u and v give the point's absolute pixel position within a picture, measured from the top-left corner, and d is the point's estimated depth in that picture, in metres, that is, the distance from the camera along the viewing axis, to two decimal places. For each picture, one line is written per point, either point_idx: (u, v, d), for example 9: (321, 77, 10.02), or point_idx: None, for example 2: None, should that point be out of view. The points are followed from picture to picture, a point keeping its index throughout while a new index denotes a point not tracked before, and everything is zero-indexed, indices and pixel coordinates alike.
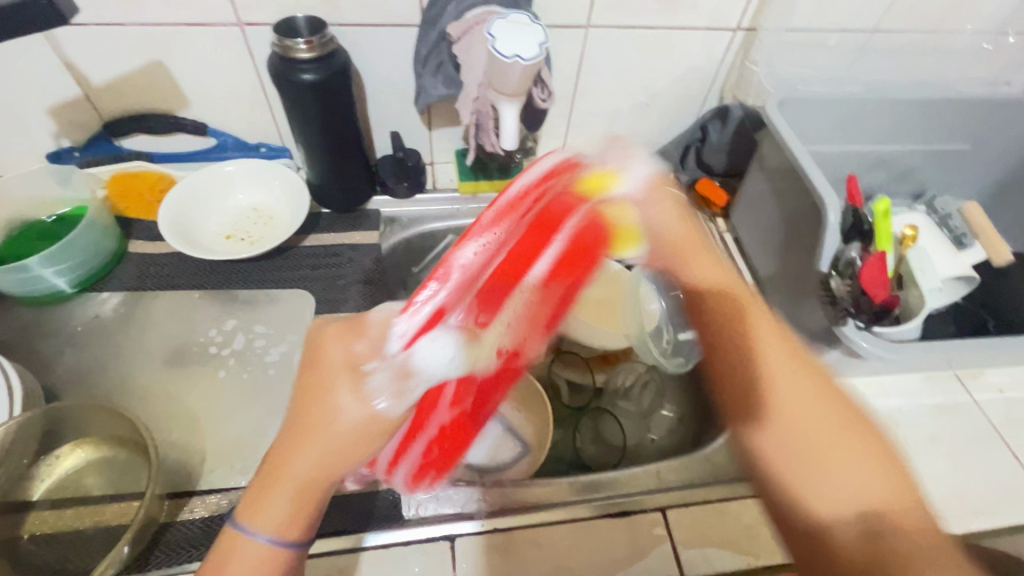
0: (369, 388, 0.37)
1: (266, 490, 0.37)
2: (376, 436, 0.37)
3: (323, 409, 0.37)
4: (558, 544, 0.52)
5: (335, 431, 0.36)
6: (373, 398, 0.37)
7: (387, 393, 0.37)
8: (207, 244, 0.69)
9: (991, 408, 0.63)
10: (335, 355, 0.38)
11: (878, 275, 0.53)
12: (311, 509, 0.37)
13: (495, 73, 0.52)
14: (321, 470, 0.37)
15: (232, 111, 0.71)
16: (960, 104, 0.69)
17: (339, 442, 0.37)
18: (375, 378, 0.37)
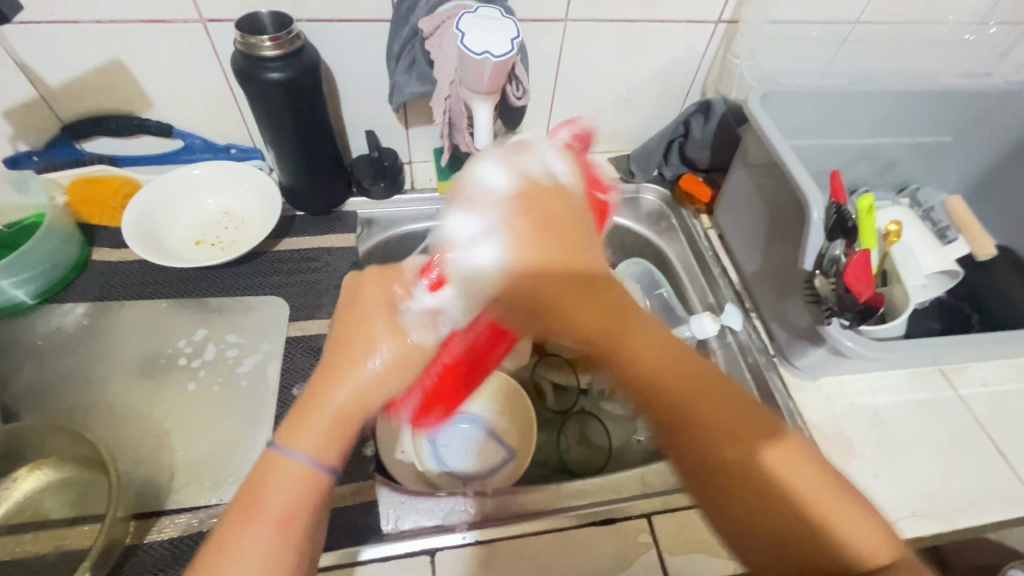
0: (404, 320, 0.39)
1: (308, 415, 0.36)
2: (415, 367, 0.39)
3: (371, 335, 0.38)
4: (542, 555, 0.50)
5: (393, 354, 0.38)
6: (414, 329, 0.39)
7: (421, 328, 0.39)
8: (175, 250, 0.67)
9: (975, 403, 0.63)
10: (375, 292, 0.40)
11: (861, 272, 0.51)
12: (354, 428, 0.37)
13: (468, 70, 0.50)
14: (371, 394, 0.37)
15: (198, 111, 0.68)
16: (943, 96, 0.69)
17: (377, 376, 0.37)
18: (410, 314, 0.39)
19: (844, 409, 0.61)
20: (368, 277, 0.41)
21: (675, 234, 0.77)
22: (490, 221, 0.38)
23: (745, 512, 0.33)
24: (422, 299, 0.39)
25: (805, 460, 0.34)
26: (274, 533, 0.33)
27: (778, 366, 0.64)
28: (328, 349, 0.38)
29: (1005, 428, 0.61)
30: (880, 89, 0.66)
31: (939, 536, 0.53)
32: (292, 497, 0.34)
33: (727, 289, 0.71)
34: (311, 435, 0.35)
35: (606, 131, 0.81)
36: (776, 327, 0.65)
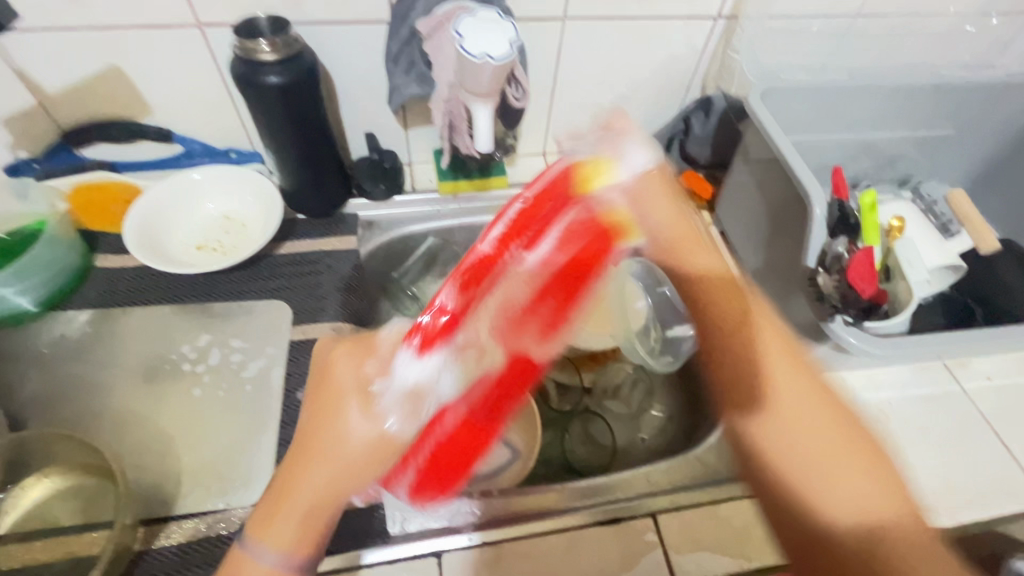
0: (377, 407, 0.36)
1: (274, 512, 0.35)
2: (383, 456, 0.36)
3: (336, 422, 0.36)
4: (549, 556, 0.50)
5: (344, 441, 0.36)
6: (378, 417, 0.36)
7: (398, 412, 0.37)
8: (177, 255, 0.67)
9: (979, 397, 0.63)
10: (344, 375, 0.38)
11: (867, 270, 0.52)
12: (323, 523, 0.36)
13: (465, 73, 0.50)
14: (336, 486, 0.35)
15: (197, 116, 0.68)
16: (945, 89, 0.68)
17: (349, 458, 0.36)
18: (386, 398, 0.37)
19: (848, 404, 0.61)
20: (336, 356, 0.39)
21: None
22: (496, 264, 0.44)
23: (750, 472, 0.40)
24: (403, 373, 0.38)
25: (822, 436, 0.38)
26: None
27: None
28: (296, 437, 0.37)
29: (1009, 422, 0.61)
30: (881, 83, 0.66)
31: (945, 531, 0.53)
32: None
33: None
34: (278, 528, 0.35)
35: None
36: None
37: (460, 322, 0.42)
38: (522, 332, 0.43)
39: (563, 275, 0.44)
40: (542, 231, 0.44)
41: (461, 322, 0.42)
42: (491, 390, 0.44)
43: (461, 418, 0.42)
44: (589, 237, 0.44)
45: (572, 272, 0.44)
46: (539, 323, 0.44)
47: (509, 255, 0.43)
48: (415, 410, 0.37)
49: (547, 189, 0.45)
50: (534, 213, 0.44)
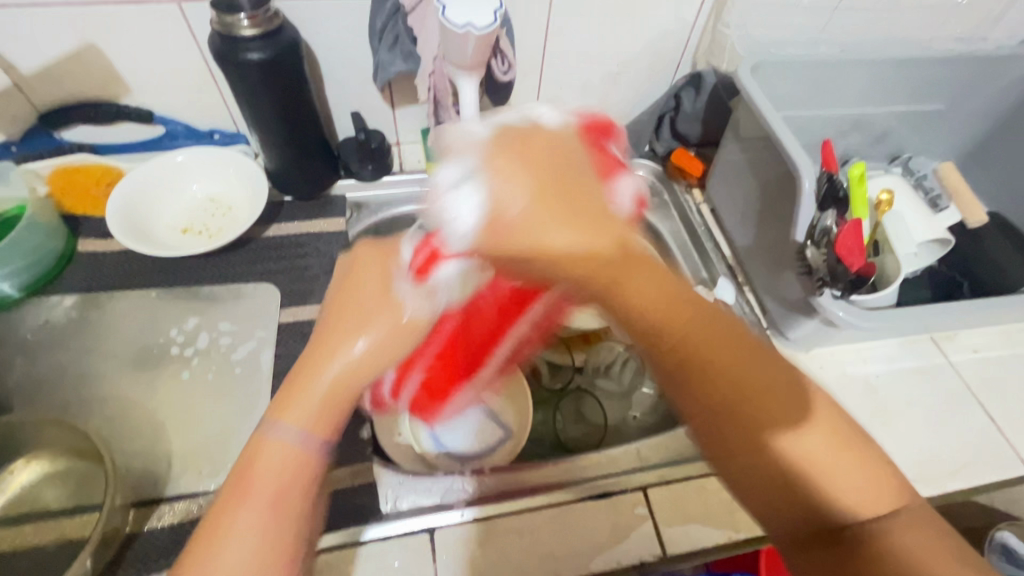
0: (398, 292, 0.39)
1: (297, 387, 0.36)
2: (411, 334, 0.39)
3: (366, 305, 0.38)
4: (541, 531, 0.51)
5: (380, 325, 0.38)
6: (408, 298, 0.39)
7: (417, 301, 0.39)
8: (163, 239, 0.66)
9: (965, 369, 0.63)
10: (370, 271, 0.40)
11: (854, 244, 0.51)
12: (347, 404, 0.37)
13: (449, 45, 0.48)
14: (359, 372, 0.37)
15: (178, 96, 0.67)
16: (937, 62, 0.68)
17: (363, 359, 0.37)
18: (405, 290, 0.39)
19: (836, 378, 0.62)
20: (362, 248, 0.41)
21: (667, 211, 0.77)
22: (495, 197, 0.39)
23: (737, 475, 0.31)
24: (404, 292, 0.39)
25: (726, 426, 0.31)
26: None
27: (771, 338, 0.65)
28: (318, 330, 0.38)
29: (994, 394, 0.62)
30: (872, 56, 0.65)
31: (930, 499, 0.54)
32: None
33: (719, 264, 0.71)
34: (322, 385, 0.36)
35: (596, 107, 0.80)
36: (769, 301, 0.65)
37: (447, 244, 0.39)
38: (509, 283, 0.45)
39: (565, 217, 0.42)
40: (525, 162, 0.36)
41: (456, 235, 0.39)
42: (471, 324, 0.48)
43: (459, 347, 0.51)
44: (580, 180, 0.41)
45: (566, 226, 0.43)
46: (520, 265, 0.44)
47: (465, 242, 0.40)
48: (435, 297, 0.40)
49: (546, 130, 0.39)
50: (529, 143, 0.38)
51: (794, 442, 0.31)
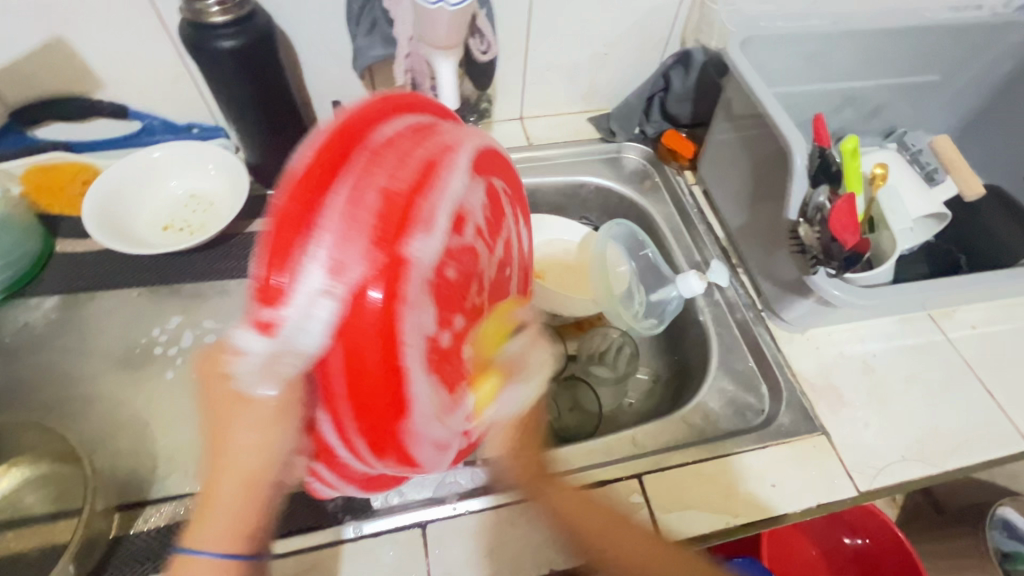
0: (240, 386, 0.30)
1: (203, 511, 0.33)
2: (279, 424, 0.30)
3: (230, 414, 0.32)
4: (535, 521, 0.50)
5: (243, 425, 0.31)
6: (250, 388, 0.30)
7: (265, 380, 0.29)
8: (142, 236, 0.64)
9: (963, 345, 0.62)
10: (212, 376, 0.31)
11: (848, 221, 0.50)
12: (257, 506, 0.33)
13: (422, 24, 0.47)
14: (253, 476, 0.33)
15: (152, 89, 0.65)
16: (931, 33, 0.66)
17: (250, 452, 0.32)
18: (244, 369, 0.28)
19: (832, 358, 0.61)
20: (201, 357, 0.32)
21: (659, 193, 0.75)
22: (299, 223, 0.24)
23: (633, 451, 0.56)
24: (246, 349, 0.27)
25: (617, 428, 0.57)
26: None
27: (766, 320, 0.63)
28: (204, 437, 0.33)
29: (993, 370, 0.61)
30: (864, 28, 0.64)
31: (930, 477, 0.54)
32: None
33: (712, 246, 0.70)
34: (210, 519, 0.32)
35: (584, 89, 0.78)
36: (763, 281, 0.64)
37: (279, 305, 0.25)
38: (384, 286, 0.26)
39: (413, 207, 0.28)
40: (362, 172, 0.27)
41: (285, 295, 0.25)
42: (361, 376, 0.27)
43: (371, 418, 0.28)
44: (394, 156, 0.28)
45: (419, 202, 0.28)
46: (367, 276, 0.26)
47: (283, 268, 0.24)
48: (302, 363, 0.26)
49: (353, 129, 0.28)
50: (325, 152, 0.26)
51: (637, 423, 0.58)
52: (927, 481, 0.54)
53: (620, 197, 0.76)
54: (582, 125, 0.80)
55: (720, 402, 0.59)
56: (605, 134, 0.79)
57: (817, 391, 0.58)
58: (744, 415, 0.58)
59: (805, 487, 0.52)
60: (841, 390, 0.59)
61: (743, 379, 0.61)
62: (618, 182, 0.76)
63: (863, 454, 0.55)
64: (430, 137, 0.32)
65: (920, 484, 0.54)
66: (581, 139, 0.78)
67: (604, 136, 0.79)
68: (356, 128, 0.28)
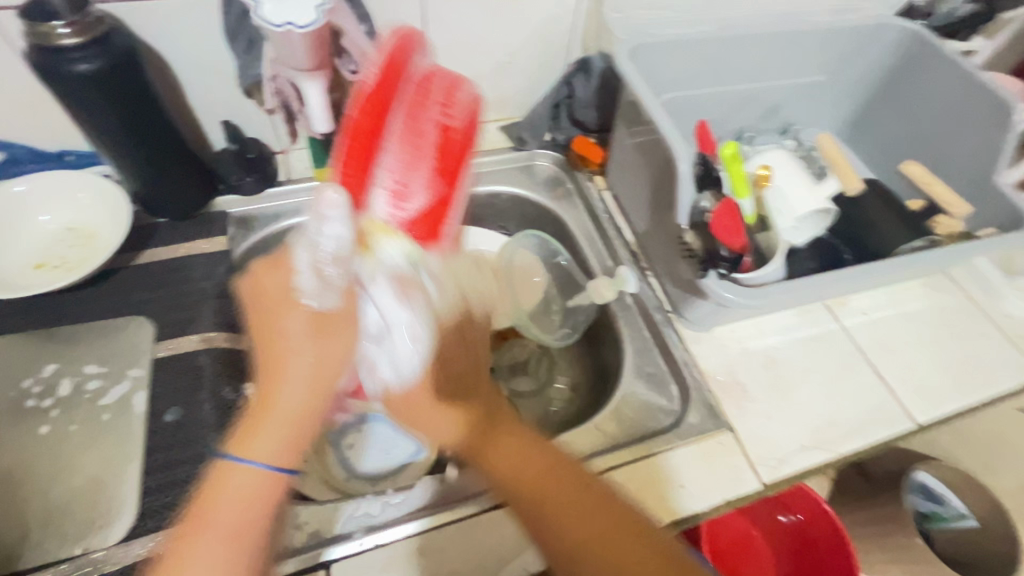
0: (303, 295, 0.44)
1: (255, 425, 0.42)
2: (332, 329, 0.44)
3: (279, 324, 0.44)
4: (446, 547, 0.49)
5: (298, 356, 0.43)
6: (317, 299, 0.44)
7: (320, 294, 0.44)
8: (11, 278, 0.59)
9: (857, 332, 0.66)
10: (273, 283, 0.45)
11: (729, 224, 0.52)
12: (315, 408, 0.43)
13: (281, 46, 0.49)
14: (317, 374, 0.43)
15: (12, 116, 0.59)
16: (811, 35, 0.69)
17: (312, 365, 0.43)
18: (305, 282, 0.43)
19: (737, 354, 0.63)
20: (250, 285, 0.46)
21: (571, 199, 0.75)
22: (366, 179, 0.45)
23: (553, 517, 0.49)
24: (324, 244, 0.43)
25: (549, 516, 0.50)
26: (222, 547, 0.38)
27: (674, 321, 0.65)
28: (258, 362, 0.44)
29: (883, 353, 0.64)
30: (748, 33, 0.66)
31: (828, 463, 0.56)
32: (241, 513, 0.39)
33: (622, 249, 0.70)
34: (260, 434, 0.41)
35: (492, 98, 0.77)
36: (669, 283, 0.65)
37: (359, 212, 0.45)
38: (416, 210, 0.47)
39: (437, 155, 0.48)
40: (407, 119, 0.46)
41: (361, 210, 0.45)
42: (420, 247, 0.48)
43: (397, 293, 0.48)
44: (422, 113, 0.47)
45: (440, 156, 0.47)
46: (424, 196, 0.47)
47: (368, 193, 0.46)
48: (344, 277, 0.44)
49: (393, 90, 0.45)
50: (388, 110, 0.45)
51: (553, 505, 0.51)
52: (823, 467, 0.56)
53: (533, 204, 0.75)
54: (494, 134, 0.79)
55: (631, 407, 0.60)
56: (516, 142, 0.78)
57: (722, 387, 0.60)
58: (655, 417, 0.59)
59: (712, 485, 0.54)
60: (745, 385, 0.61)
61: (654, 381, 0.62)
62: (530, 188, 0.75)
63: (766, 446, 0.57)
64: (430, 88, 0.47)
65: (817, 471, 0.57)
66: (491, 149, 0.77)
67: (514, 144, 0.78)
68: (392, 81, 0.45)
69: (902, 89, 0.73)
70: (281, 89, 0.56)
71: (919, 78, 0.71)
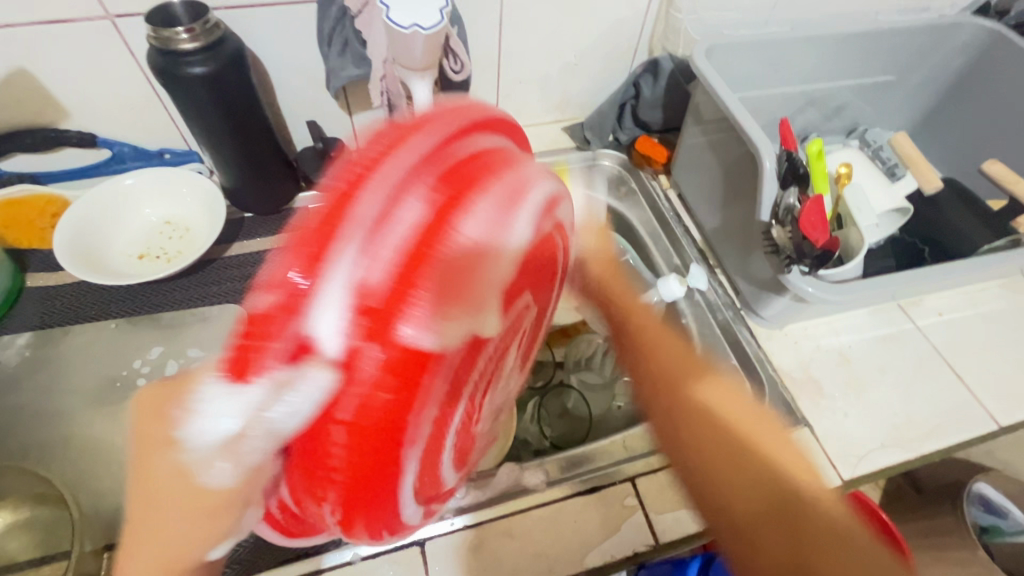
0: (191, 458, 0.25)
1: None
2: (235, 508, 0.26)
3: (158, 479, 0.25)
4: (530, 532, 0.51)
5: (177, 492, 0.25)
6: (199, 469, 0.25)
7: (224, 457, 0.24)
8: (118, 267, 0.63)
9: (932, 332, 0.65)
10: (154, 424, 0.26)
11: (816, 219, 0.51)
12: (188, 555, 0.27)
13: (398, 47, 0.51)
14: (171, 556, 0.27)
15: (119, 116, 0.64)
16: (886, 34, 0.69)
17: (181, 527, 0.26)
18: (206, 433, 0.24)
19: (809, 352, 0.63)
20: (145, 400, 0.27)
21: (636, 198, 0.77)
22: (328, 242, 0.21)
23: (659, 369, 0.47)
24: (210, 412, 0.23)
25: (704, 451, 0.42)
26: None
27: (745, 317, 0.65)
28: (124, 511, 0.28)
29: (961, 354, 0.64)
30: (822, 32, 0.66)
31: (911, 462, 0.56)
32: None
33: (690, 248, 0.71)
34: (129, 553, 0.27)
35: (557, 99, 0.79)
36: (740, 280, 0.66)
37: (297, 312, 0.21)
38: (393, 316, 0.22)
39: (452, 267, 0.23)
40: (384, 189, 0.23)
41: (294, 314, 0.21)
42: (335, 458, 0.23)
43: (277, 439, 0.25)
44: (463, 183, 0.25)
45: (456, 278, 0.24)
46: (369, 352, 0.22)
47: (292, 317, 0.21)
48: (272, 444, 0.23)
49: (411, 143, 0.24)
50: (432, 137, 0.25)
51: (700, 392, 0.44)
52: (906, 466, 0.56)
53: None
54: (557, 134, 0.81)
55: None
56: (580, 143, 0.80)
57: (798, 384, 0.60)
58: None
59: None
60: (819, 382, 0.61)
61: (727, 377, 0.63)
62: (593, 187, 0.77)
63: (845, 444, 0.56)
64: (521, 197, 0.28)
65: (898, 469, 0.56)
66: (556, 149, 0.79)
67: (578, 145, 0.80)
68: (419, 141, 0.25)
69: (976, 87, 0.73)
70: (389, 88, 0.59)
71: (995, 76, 0.70)
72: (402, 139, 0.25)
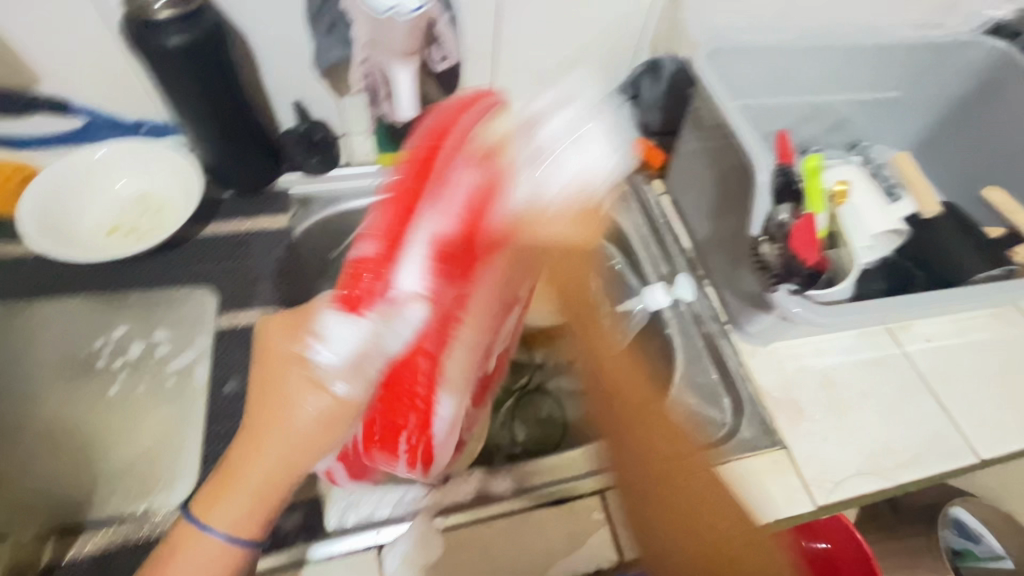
0: (319, 374, 0.38)
1: (222, 491, 0.38)
2: (343, 419, 0.39)
3: (292, 395, 0.38)
4: (495, 543, 0.49)
5: (312, 406, 0.38)
6: (326, 382, 0.38)
7: (345, 377, 0.38)
8: (87, 241, 0.61)
9: (919, 359, 0.64)
10: (282, 344, 0.39)
11: (808, 236, 0.53)
12: (299, 466, 0.38)
13: (381, 31, 0.51)
14: (294, 459, 0.38)
15: (94, 83, 0.61)
16: (895, 50, 0.67)
17: (301, 438, 0.38)
18: (323, 359, 0.38)
19: (793, 372, 0.61)
20: (275, 328, 0.40)
21: (628, 201, 0.75)
22: (406, 216, 0.39)
23: (676, 489, 0.48)
24: (336, 333, 0.38)
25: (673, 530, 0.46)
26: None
27: (730, 334, 0.63)
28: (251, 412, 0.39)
29: (946, 384, 0.62)
30: (829, 43, 0.64)
31: (885, 491, 0.54)
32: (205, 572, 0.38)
33: (680, 257, 0.69)
34: (261, 454, 0.37)
35: None
36: (728, 294, 0.64)
37: (384, 274, 0.39)
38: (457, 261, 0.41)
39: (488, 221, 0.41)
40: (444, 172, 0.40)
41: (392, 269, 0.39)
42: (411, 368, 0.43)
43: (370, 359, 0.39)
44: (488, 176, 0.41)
45: (501, 225, 0.42)
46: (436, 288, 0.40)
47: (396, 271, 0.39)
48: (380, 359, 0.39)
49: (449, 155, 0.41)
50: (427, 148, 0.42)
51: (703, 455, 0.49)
52: (881, 497, 0.55)
53: None
54: None
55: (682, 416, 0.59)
56: None
57: (778, 404, 0.59)
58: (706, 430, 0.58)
59: (761, 504, 0.53)
60: (800, 404, 0.59)
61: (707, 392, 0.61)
62: None
63: (821, 469, 0.55)
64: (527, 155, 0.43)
65: (873, 499, 0.55)
66: None
67: None
68: (453, 151, 0.41)
69: (988, 109, 0.70)
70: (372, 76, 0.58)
71: (1005, 101, 0.68)
72: (443, 144, 0.42)
